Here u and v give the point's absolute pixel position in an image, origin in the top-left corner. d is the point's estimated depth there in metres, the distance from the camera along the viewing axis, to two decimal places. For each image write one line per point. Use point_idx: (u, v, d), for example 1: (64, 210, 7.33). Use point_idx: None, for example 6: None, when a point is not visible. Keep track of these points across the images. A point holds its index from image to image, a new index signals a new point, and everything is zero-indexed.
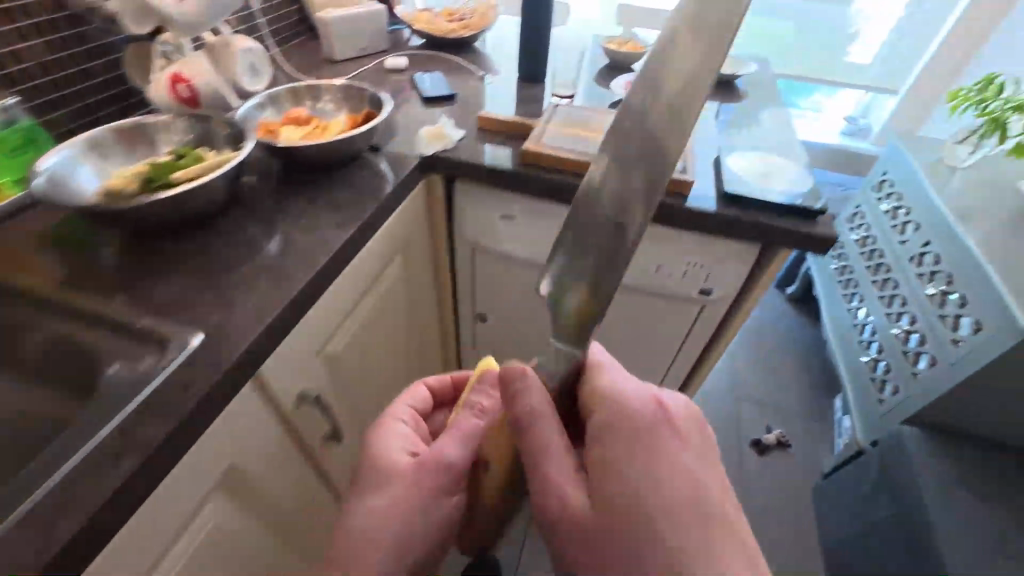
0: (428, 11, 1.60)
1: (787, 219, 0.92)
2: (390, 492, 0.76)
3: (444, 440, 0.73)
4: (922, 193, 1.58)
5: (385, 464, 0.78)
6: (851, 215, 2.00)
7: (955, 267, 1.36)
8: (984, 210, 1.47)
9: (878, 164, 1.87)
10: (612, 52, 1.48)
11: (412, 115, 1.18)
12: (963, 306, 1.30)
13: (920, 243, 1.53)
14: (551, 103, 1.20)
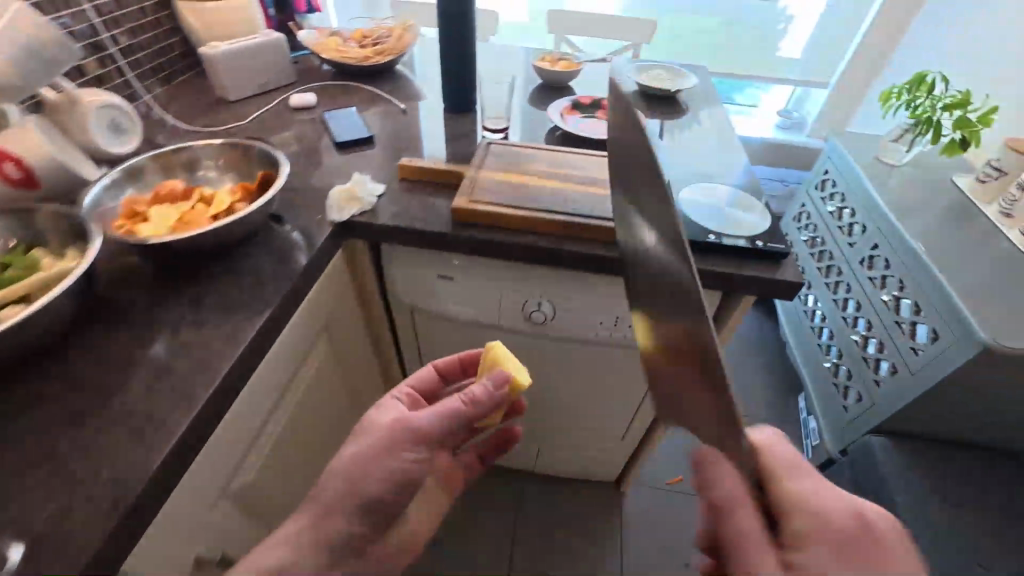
0: (338, 35, 1.42)
1: (750, 263, 0.84)
2: (364, 441, 0.80)
3: (422, 415, 0.81)
4: (864, 194, 1.57)
5: (371, 420, 0.84)
6: (797, 215, 1.99)
7: (905, 272, 1.35)
8: (925, 208, 1.47)
9: (818, 163, 1.87)
10: (546, 73, 1.37)
11: (323, 166, 1.02)
12: (918, 313, 1.29)
13: (869, 246, 1.52)
14: (483, 141, 1.07)
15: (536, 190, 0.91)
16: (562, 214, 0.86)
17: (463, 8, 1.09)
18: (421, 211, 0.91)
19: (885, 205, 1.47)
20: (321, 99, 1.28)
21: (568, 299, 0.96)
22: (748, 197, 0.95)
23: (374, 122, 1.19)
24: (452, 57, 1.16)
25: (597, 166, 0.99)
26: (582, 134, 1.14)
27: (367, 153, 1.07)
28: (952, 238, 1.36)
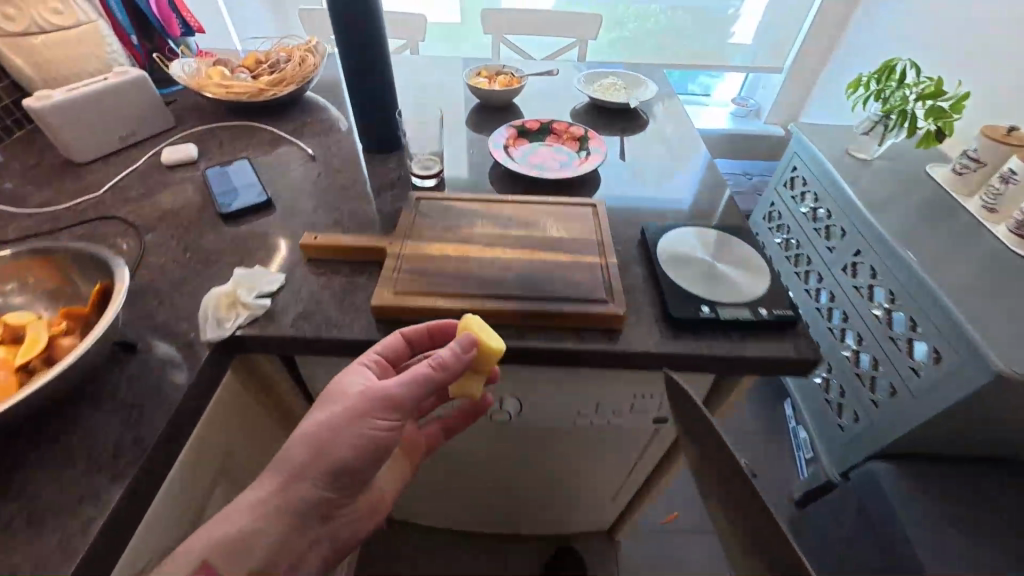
0: (223, 63, 1.16)
1: (755, 338, 0.67)
2: (326, 414, 0.60)
3: (386, 386, 0.60)
4: (839, 194, 1.46)
5: (336, 388, 0.62)
6: (768, 214, 1.88)
7: (895, 283, 1.24)
8: (905, 205, 1.36)
9: (785, 160, 1.75)
10: (483, 92, 1.16)
11: (204, 248, 0.79)
12: (914, 328, 1.19)
13: (851, 252, 1.41)
14: (412, 196, 0.86)
15: (482, 266, 0.71)
16: (517, 300, 0.67)
17: (370, 29, 0.87)
18: (335, 308, 0.70)
19: (863, 206, 1.36)
20: (209, 147, 1.03)
21: (536, 389, 0.77)
22: (738, 245, 0.79)
23: (275, 175, 0.96)
24: (364, 88, 0.94)
25: (556, 221, 0.80)
26: (531, 170, 0.94)
27: (264, 223, 0.84)
28: (937, 237, 1.26)
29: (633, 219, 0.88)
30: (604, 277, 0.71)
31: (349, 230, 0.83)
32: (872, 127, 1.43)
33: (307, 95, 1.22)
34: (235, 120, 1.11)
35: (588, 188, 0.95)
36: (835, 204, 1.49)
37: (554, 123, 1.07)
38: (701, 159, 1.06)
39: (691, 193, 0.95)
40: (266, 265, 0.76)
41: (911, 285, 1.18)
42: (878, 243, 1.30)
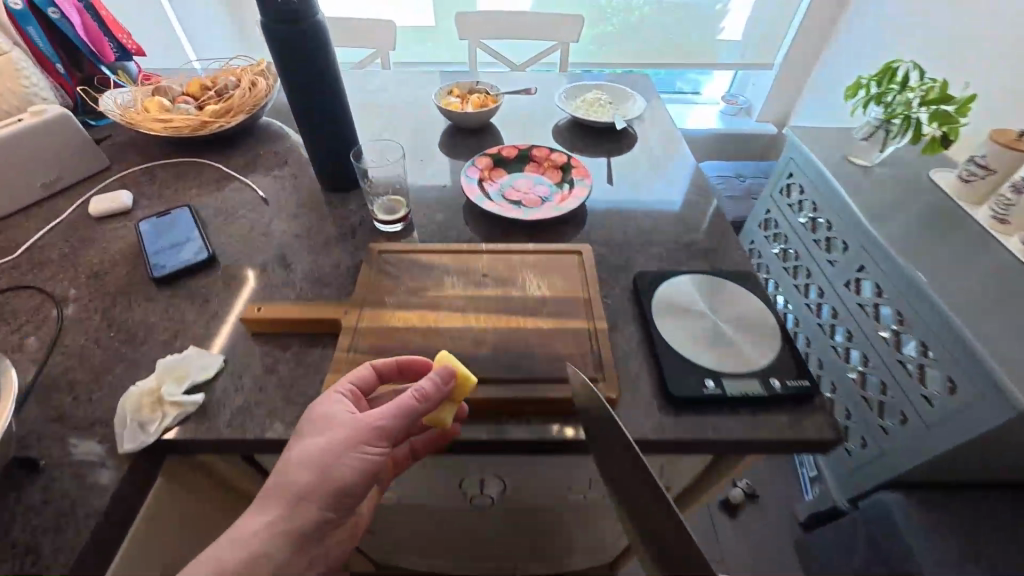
0: (164, 92, 1.03)
1: (766, 416, 0.59)
2: (318, 447, 0.51)
3: (380, 414, 0.53)
4: (839, 204, 1.37)
5: (316, 421, 0.53)
6: (764, 222, 1.79)
7: (903, 304, 1.16)
8: (909, 214, 1.28)
9: (781, 165, 1.66)
10: (454, 115, 1.05)
11: (131, 323, 0.68)
12: (926, 353, 1.10)
13: (854, 268, 1.33)
14: (372, 248, 0.76)
15: (452, 341, 0.62)
16: (494, 384, 0.58)
17: (316, 57, 0.74)
18: (280, 396, 0.60)
19: (866, 220, 1.27)
20: (147, 191, 0.92)
21: (518, 469, 0.68)
22: (743, 296, 0.70)
23: (220, 223, 0.85)
24: (315, 124, 0.81)
25: (536, 275, 0.71)
26: (511, 211, 0.83)
27: (204, 286, 0.74)
28: (945, 251, 1.17)
29: (623, 263, 0.78)
30: (591, 348, 0.62)
31: (301, 292, 0.73)
32: (873, 133, 1.34)
33: (261, 122, 1.11)
34: (179, 158, 0.99)
35: (571, 226, 0.85)
36: (835, 214, 1.40)
37: (533, 150, 0.96)
38: (695, 185, 0.97)
39: (685, 227, 0.86)
40: (203, 343, 0.66)
41: (922, 308, 1.10)
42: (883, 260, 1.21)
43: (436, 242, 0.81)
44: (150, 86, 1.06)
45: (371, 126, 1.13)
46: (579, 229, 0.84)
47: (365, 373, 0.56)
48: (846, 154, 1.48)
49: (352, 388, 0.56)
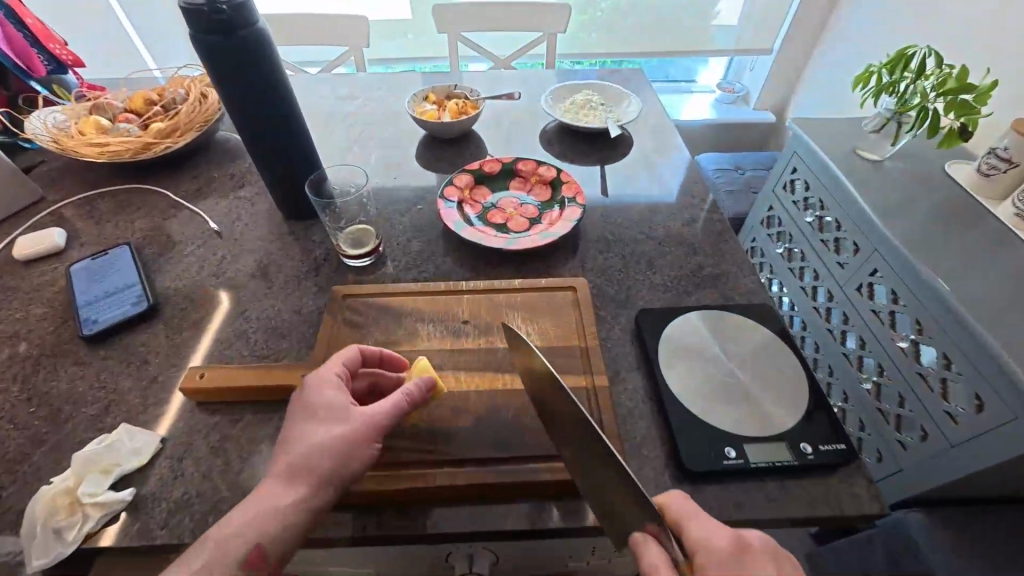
0: (101, 110, 0.92)
1: (797, 486, 0.50)
2: (333, 433, 0.47)
3: (387, 401, 0.49)
4: (848, 201, 1.28)
5: (322, 408, 0.48)
6: (766, 219, 1.68)
7: (923, 312, 1.07)
8: (926, 209, 1.19)
9: (784, 159, 1.56)
10: (430, 124, 0.95)
11: (55, 396, 0.59)
12: (948, 365, 1.02)
13: (867, 271, 1.24)
14: (337, 291, 0.66)
15: (428, 409, 0.53)
16: (478, 464, 0.49)
17: (262, 73, 0.64)
18: (228, 484, 0.51)
19: (880, 221, 1.18)
20: (85, 226, 0.82)
21: (509, 544, 0.60)
22: (764, 335, 0.62)
23: (165, 262, 0.75)
24: (269, 148, 0.71)
25: (524, 319, 0.62)
26: (496, 241, 0.73)
27: (143, 344, 0.64)
28: (966, 251, 1.08)
29: (623, 295, 0.69)
30: (590, 412, 0.53)
31: (255, 347, 0.63)
32: (883, 125, 1.26)
33: (216, 138, 1.00)
34: (123, 185, 0.89)
35: (564, 251, 0.75)
36: (845, 213, 1.30)
37: (518, 163, 0.87)
38: (699, 197, 0.87)
39: (692, 250, 0.76)
40: (139, 418, 0.56)
41: (945, 316, 1.02)
42: (899, 264, 1.13)
43: (411, 278, 0.71)
44: (88, 103, 0.95)
45: (339, 138, 1.02)
46: (573, 255, 0.75)
47: (355, 359, 0.53)
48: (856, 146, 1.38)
49: (345, 373, 0.51)
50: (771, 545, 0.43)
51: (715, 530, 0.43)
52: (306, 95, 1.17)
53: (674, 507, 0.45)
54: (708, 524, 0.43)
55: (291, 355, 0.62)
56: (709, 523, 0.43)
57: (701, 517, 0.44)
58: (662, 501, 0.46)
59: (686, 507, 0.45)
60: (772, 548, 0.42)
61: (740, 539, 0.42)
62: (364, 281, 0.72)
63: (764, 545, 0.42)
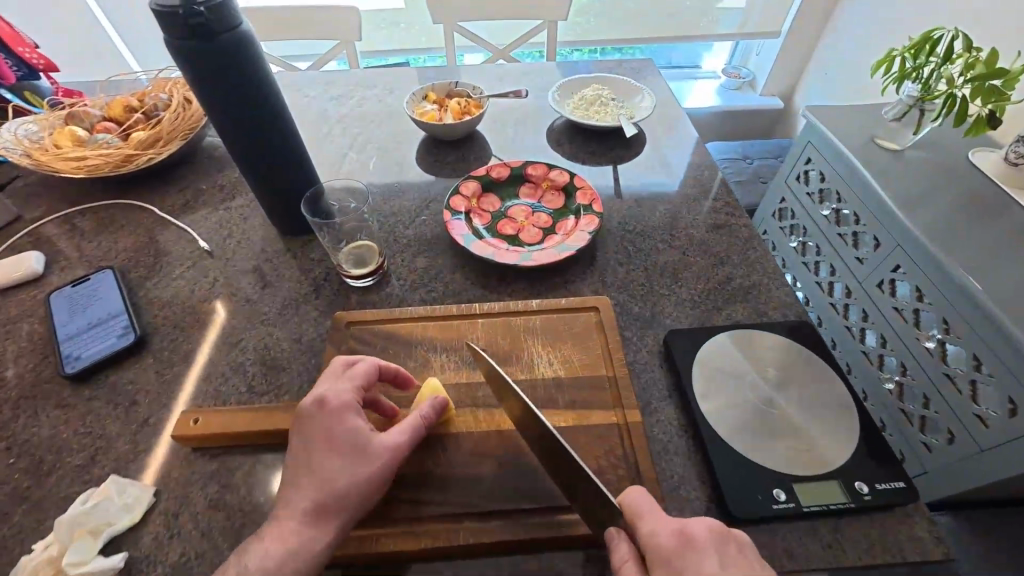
0: (75, 119, 0.85)
1: (852, 529, 0.46)
2: (360, 470, 0.42)
3: (404, 430, 0.44)
4: (867, 190, 1.19)
5: (345, 439, 0.42)
6: (777, 212, 1.57)
7: (948, 308, 0.98)
8: (948, 201, 1.09)
9: (796, 149, 1.47)
10: (432, 126, 0.89)
11: (37, 444, 0.54)
12: (978, 365, 0.93)
13: (886, 265, 1.14)
14: (339, 316, 0.61)
15: (446, 455, 0.48)
16: (505, 517, 0.44)
17: (252, 83, 0.58)
18: (229, 543, 0.46)
19: (901, 212, 1.08)
20: (65, 248, 0.76)
21: None
22: (805, 357, 0.57)
23: (152, 286, 0.69)
24: (264, 165, 0.66)
25: (545, 346, 0.57)
26: (509, 256, 0.68)
27: (131, 381, 0.59)
28: (994, 245, 0.99)
29: (648, 314, 0.64)
30: (624, 453, 0.48)
31: (254, 382, 0.58)
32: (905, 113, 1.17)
33: (203, 146, 0.94)
34: (105, 201, 0.83)
35: (581, 264, 0.70)
36: (863, 203, 1.21)
37: (527, 167, 0.81)
38: (721, 200, 0.82)
39: (717, 259, 0.71)
40: (129, 468, 0.52)
41: (974, 313, 0.93)
42: (921, 257, 1.03)
43: (419, 299, 0.66)
44: (62, 112, 0.88)
45: (334, 143, 0.96)
46: (590, 269, 0.70)
47: (369, 376, 0.47)
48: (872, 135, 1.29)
49: (360, 389, 0.46)
50: (726, 533, 0.38)
51: (666, 525, 0.38)
52: (297, 95, 1.11)
53: (633, 501, 0.40)
54: (661, 518, 0.39)
55: (294, 390, 0.57)
56: (661, 518, 0.39)
57: (656, 511, 0.40)
58: (622, 495, 0.41)
59: (646, 501, 0.40)
60: (725, 536, 0.38)
61: (689, 534, 0.37)
62: (368, 303, 0.66)
63: (713, 535, 0.38)
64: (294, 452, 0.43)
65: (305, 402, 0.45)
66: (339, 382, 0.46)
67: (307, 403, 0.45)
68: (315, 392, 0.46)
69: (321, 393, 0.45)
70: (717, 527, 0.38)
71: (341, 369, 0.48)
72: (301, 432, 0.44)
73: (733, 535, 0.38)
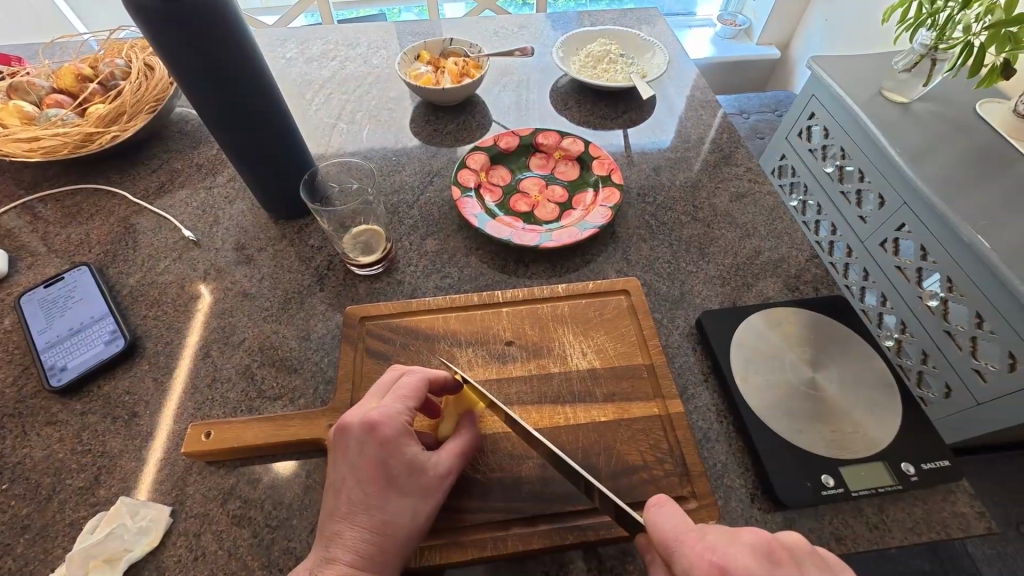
0: (16, 90, 0.75)
1: (897, 507, 0.46)
2: (420, 507, 0.40)
3: (456, 454, 0.43)
4: (867, 138, 1.02)
5: (404, 473, 0.40)
6: (777, 169, 1.36)
7: (955, 263, 0.83)
8: (957, 156, 0.91)
9: (798, 103, 1.24)
10: (428, 90, 0.80)
11: (31, 467, 0.49)
12: (981, 322, 0.80)
13: (887, 220, 0.98)
14: (350, 310, 0.57)
15: (484, 458, 0.46)
16: (553, 521, 0.43)
17: (232, 43, 0.50)
18: (259, 563, 0.43)
19: (905, 164, 0.91)
20: (28, 242, 0.68)
21: None
22: (837, 330, 0.56)
23: (137, 284, 0.63)
24: (251, 141, 0.58)
25: (576, 336, 0.54)
26: (529, 236, 0.64)
27: (127, 392, 0.54)
28: (1008, 198, 0.83)
29: (677, 294, 0.62)
30: (669, 446, 0.47)
31: (264, 386, 0.54)
32: (916, 64, 0.96)
33: (172, 119, 0.84)
34: (68, 185, 0.75)
35: (602, 242, 0.66)
36: (864, 152, 1.04)
37: (538, 136, 0.75)
38: (742, 164, 0.77)
39: (742, 232, 0.68)
40: (138, 487, 0.48)
41: (982, 268, 0.79)
42: (925, 210, 0.88)
43: (433, 287, 0.62)
44: (4, 84, 0.78)
45: (318, 112, 0.87)
46: (610, 245, 0.66)
47: (421, 396, 0.44)
48: (881, 87, 1.07)
49: (414, 406, 0.43)
50: (773, 548, 0.32)
51: (701, 558, 0.33)
52: (270, 56, 0.99)
53: (659, 519, 0.35)
54: (693, 546, 0.33)
55: (309, 394, 0.53)
56: (693, 546, 0.33)
57: (684, 535, 0.34)
58: (648, 518, 0.36)
59: (672, 520, 0.35)
60: (771, 554, 0.32)
61: (729, 569, 0.32)
62: (379, 292, 0.62)
63: (756, 557, 0.32)
64: (343, 481, 0.40)
65: (353, 422, 0.41)
66: (394, 403, 0.42)
67: (356, 425, 0.41)
68: (363, 411, 0.42)
69: (373, 417, 0.41)
70: (759, 547, 0.32)
71: (391, 383, 0.45)
72: (349, 458, 0.40)
73: (781, 548, 0.32)
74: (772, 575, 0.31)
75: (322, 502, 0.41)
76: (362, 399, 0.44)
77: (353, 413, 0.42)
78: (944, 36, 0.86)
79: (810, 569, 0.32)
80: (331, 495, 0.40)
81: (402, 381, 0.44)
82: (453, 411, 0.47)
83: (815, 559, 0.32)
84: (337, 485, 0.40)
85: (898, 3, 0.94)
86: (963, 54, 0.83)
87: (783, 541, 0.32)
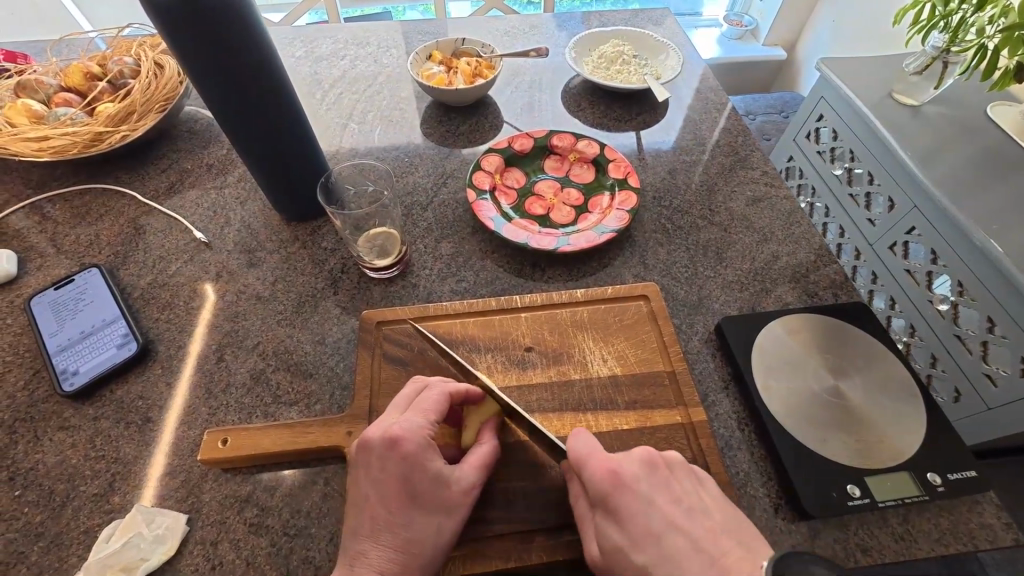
0: (22, 88, 0.74)
1: (922, 517, 0.45)
2: (443, 522, 0.39)
3: (479, 467, 0.42)
4: (877, 139, 1.01)
5: (427, 488, 0.39)
6: (786, 171, 1.35)
7: (967, 266, 0.82)
8: (967, 160, 0.90)
9: (808, 104, 1.23)
10: (442, 90, 0.80)
11: (44, 473, 0.48)
12: (993, 326, 0.79)
13: (897, 222, 0.96)
14: (365, 314, 0.56)
15: (507, 469, 0.45)
16: (579, 533, 0.42)
17: (248, 43, 0.49)
18: (278, 573, 0.43)
19: (916, 166, 0.90)
20: (37, 243, 0.67)
21: None
22: (861, 338, 0.55)
23: (148, 285, 0.62)
24: (263, 140, 0.58)
25: (596, 342, 0.53)
26: (546, 240, 0.63)
27: (141, 396, 0.53)
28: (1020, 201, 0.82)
29: (695, 299, 0.61)
30: (693, 455, 0.46)
31: (280, 391, 0.54)
32: (928, 66, 0.95)
33: (181, 118, 0.83)
34: (77, 184, 0.74)
35: (618, 245, 0.66)
36: (875, 153, 1.03)
37: (552, 138, 0.75)
38: (758, 168, 0.77)
39: (760, 237, 0.68)
40: (153, 494, 0.47)
41: (993, 271, 0.77)
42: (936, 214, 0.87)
43: (449, 291, 0.61)
44: (12, 82, 0.77)
45: (328, 112, 0.86)
46: (626, 248, 0.65)
47: (442, 409, 0.43)
48: (892, 89, 1.06)
49: (435, 419, 0.42)
50: (655, 459, 0.40)
51: (608, 469, 0.39)
52: (280, 55, 0.98)
53: (580, 444, 0.41)
54: (600, 461, 0.40)
55: (326, 399, 0.53)
56: (602, 459, 0.40)
57: (596, 454, 0.40)
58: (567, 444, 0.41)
59: (586, 442, 0.41)
60: (654, 464, 0.40)
61: (624, 474, 0.39)
62: (394, 296, 0.61)
63: (645, 466, 0.40)
64: (366, 499, 0.40)
65: (375, 438, 0.41)
66: (414, 417, 0.42)
67: (377, 441, 0.40)
68: (384, 426, 0.41)
69: (394, 432, 0.40)
70: (648, 459, 0.40)
71: (411, 398, 0.44)
72: (371, 474, 0.40)
73: (663, 462, 0.40)
74: (656, 479, 0.39)
75: (347, 519, 0.41)
76: (382, 414, 0.44)
77: (374, 429, 0.41)
78: (958, 38, 0.85)
79: (685, 477, 0.40)
80: (355, 512, 0.40)
81: (423, 396, 0.44)
82: (474, 422, 0.46)
83: (690, 474, 0.41)
84: (360, 502, 0.40)
85: (911, 5, 0.93)
86: (976, 57, 0.82)
87: (665, 457, 0.41)
